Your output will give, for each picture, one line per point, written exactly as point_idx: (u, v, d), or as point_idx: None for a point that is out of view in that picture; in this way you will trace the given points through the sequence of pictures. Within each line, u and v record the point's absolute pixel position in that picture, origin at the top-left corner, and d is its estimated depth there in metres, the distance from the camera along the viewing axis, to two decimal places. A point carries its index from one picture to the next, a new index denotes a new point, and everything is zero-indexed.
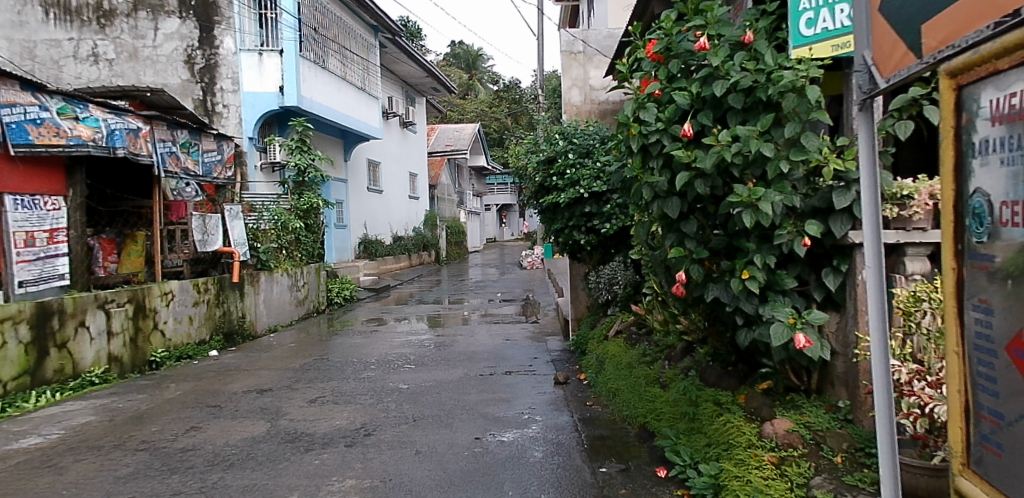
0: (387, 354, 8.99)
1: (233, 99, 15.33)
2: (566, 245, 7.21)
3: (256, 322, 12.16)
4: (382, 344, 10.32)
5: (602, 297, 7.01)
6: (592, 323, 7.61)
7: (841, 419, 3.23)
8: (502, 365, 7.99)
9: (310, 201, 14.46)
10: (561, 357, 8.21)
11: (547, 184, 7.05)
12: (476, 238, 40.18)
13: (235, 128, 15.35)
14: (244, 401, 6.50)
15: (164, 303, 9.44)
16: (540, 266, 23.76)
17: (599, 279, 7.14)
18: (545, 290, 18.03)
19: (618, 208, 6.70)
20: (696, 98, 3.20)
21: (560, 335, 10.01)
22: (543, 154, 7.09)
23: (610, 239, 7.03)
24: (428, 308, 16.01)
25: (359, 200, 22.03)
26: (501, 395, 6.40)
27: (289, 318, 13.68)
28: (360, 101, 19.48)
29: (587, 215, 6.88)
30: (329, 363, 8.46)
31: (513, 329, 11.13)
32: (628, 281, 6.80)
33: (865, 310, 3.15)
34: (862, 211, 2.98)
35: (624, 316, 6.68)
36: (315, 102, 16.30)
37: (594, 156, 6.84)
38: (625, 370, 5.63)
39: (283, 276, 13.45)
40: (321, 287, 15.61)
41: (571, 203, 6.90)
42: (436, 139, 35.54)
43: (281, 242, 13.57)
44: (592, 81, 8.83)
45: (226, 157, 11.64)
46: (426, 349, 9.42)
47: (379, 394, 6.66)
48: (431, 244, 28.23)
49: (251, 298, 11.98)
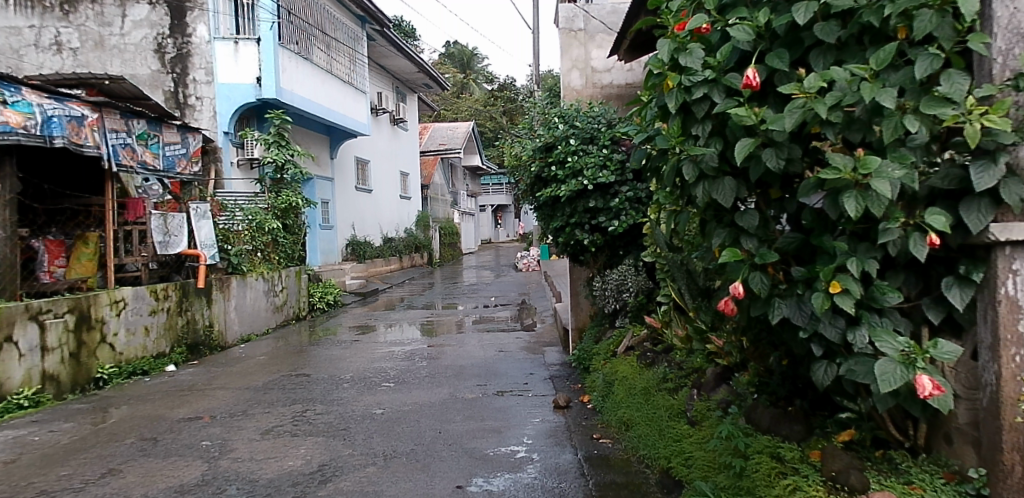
0: (365, 369, 7.99)
1: (207, 91, 14.34)
2: (567, 247, 6.21)
3: (226, 331, 11.15)
4: (363, 355, 9.32)
5: (607, 307, 5.99)
6: (596, 335, 6.60)
7: (971, 494, 2.26)
8: (493, 383, 7.00)
9: (288, 200, 13.45)
10: (561, 374, 7.20)
11: (546, 175, 6.04)
12: (471, 239, 39.15)
13: (210, 121, 14.37)
14: (186, 433, 5.48)
15: (114, 313, 8.42)
16: (536, 268, 22.76)
17: (604, 285, 6.01)
18: (541, 294, 17.05)
19: (627, 203, 5.76)
20: (763, 33, 2.24)
21: (558, 346, 9.03)
22: (540, 140, 6.09)
23: (618, 239, 6.05)
24: (417, 314, 15.01)
25: (347, 200, 21.03)
26: (490, 424, 5.39)
27: (264, 326, 12.66)
28: (347, 95, 18.47)
29: (591, 211, 5.89)
30: (298, 381, 7.45)
31: (507, 339, 10.13)
32: (640, 288, 5.77)
33: (1014, 340, 2.15)
34: (1015, 193, 2.03)
35: (634, 329, 5.68)
36: (296, 95, 15.30)
37: (599, 142, 5.87)
38: (639, 396, 4.62)
39: (258, 281, 12.44)
40: (302, 292, 14.60)
41: (573, 197, 5.90)
42: (429, 138, 34.58)
43: (256, 243, 12.55)
44: (594, 62, 7.84)
45: (192, 151, 10.63)
46: (410, 362, 8.40)
47: (346, 422, 5.65)
48: (423, 246, 27.20)
49: (220, 305, 10.97)
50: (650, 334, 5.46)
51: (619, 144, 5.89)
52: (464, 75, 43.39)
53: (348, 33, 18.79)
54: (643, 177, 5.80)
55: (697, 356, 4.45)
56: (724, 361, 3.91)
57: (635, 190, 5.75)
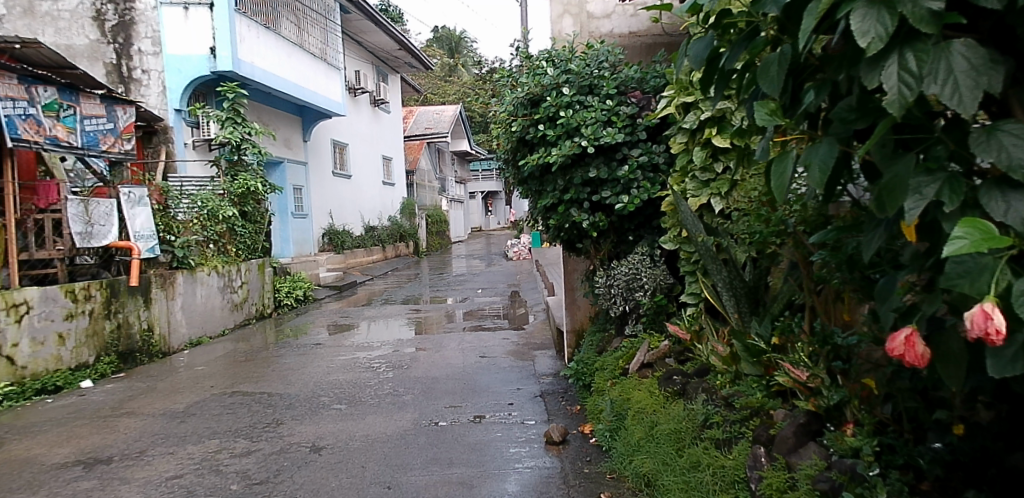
0: (317, 386, 6.54)
1: (154, 64, 12.79)
2: (561, 233, 4.74)
3: (169, 336, 9.67)
4: (322, 363, 7.87)
5: (613, 310, 4.55)
6: (598, 343, 5.18)
7: None
8: (472, 404, 5.57)
9: (245, 184, 11.99)
10: (556, 391, 5.77)
11: (535, 138, 4.58)
12: (460, 227, 37.56)
13: (158, 98, 12.83)
14: (46, 491, 4.05)
15: (12, 320, 7.04)
16: (527, 256, 21.32)
17: (608, 281, 4.56)
18: (533, 285, 15.58)
19: (640, 171, 4.30)
20: None
21: (552, 351, 7.60)
22: (523, 91, 4.57)
23: (627, 220, 4.57)
24: (396, 309, 13.52)
25: (323, 186, 19.49)
26: (459, 473, 3.95)
27: (218, 327, 11.17)
28: (318, 71, 16.87)
29: (590, 184, 4.43)
30: (228, 403, 5.99)
31: (493, 342, 8.68)
32: (658, 285, 4.30)
33: None
34: None
35: (651, 339, 4.25)
36: (257, 68, 13.76)
37: (600, 91, 4.44)
38: (665, 442, 3.15)
39: (210, 276, 10.95)
40: (266, 287, 13.10)
41: (567, 166, 4.47)
42: (414, 123, 32.92)
43: (208, 234, 11.05)
44: (591, 6, 6.19)
45: (122, 126, 9.09)
46: (373, 375, 6.96)
47: (267, 471, 4.21)
48: (408, 235, 25.67)
49: (160, 305, 9.47)
50: (674, 347, 4.02)
51: (626, 96, 4.47)
52: (452, 59, 41.57)
53: (318, 3, 17.21)
54: (659, 137, 4.40)
55: (745, 384, 3.08)
56: (809, 404, 2.50)
57: (654, 151, 4.32)
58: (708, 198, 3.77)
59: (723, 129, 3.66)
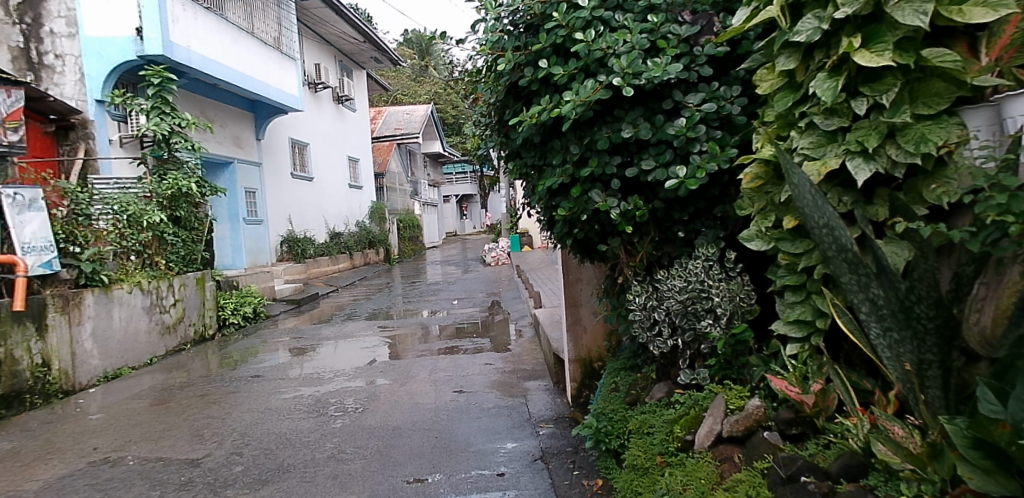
0: (236, 447, 4.81)
1: (70, 47, 10.67)
2: (578, 231, 3.11)
3: (73, 370, 7.87)
4: (254, 406, 6.15)
5: (655, 347, 2.98)
6: (623, 386, 3.60)
7: None
8: (445, 476, 3.92)
9: (176, 184, 10.17)
10: (562, 451, 4.16)
11: (536, 83, 2.98)
12: (434, 233, 35.73)
13: (76, 87, 10.71)
14: None
15: None
16: (507, 261, 19.55)
17: (649, 300, 2.97)
18: (516, 293, 13.93)
19: (704, 127, 2.72)
20: None
21: (550, 383, 5.96)
22: (522, 12, 3.01)
23: (677, 208, 2.94)
24: (361, 325, 11.79)
25: (281, 188, 17.69)
26: None
27: (144, 355, 9.36)
28: (270, 61, 15.05)
29: (616, 151, 2.88)
30: (101, 484, 4.24)
31: (473, 369, 7.03)
32: (733, 307, 2.73)
33: None
34: None
35: (730, 392, 2.68)
36: (194, 54, 11.86)
37: (634, 5, 2.89)
38: None
39: (133, 293, 9.15)
40: (208, 305, 11.28)
41: (586, 122, 2.90)
42: (383, 124, 31.09)
43: (128, 245, 9.25)
44: None
45: (8, 112, 7.54)
46: (317, 424, 5.28)
47: None
48: (378, 241, 23.85)
49: (61, 334, 7.68)
50: (776, 413, 2.46)
51: (673, 14, 2.90)
52: (423, 59, 39.83)
53: None
54: (727, 76, 2.81)
55: None
56: None
57: (728, 96, 2.72)
58: (840, 161, 2.19)
59: (873, 40, 2.09)
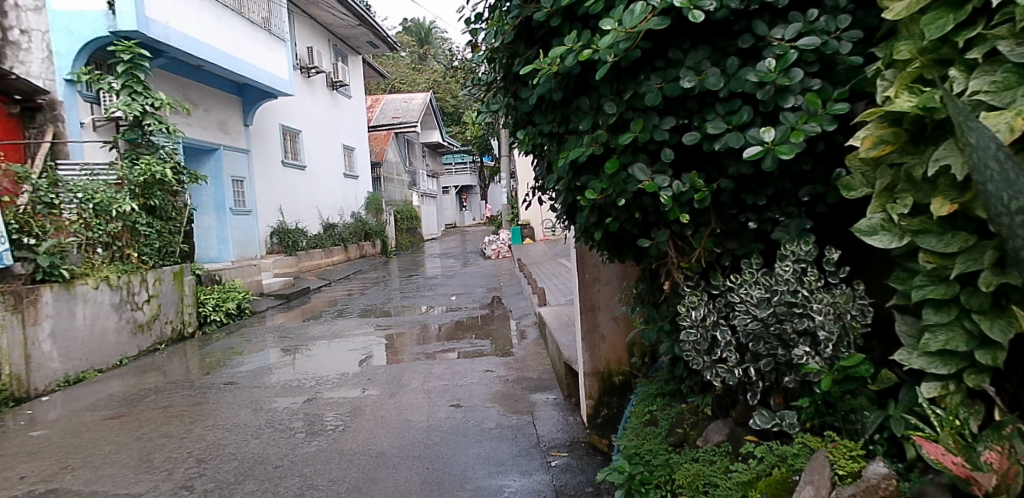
0: (186, 480, 4.00)
1: (35, 22, 9.49)
2: (616, 223, 2.31)
3: (25, 377, 7.05)
4: (219, 422, 5.34)
5: (718, 379, 2.20)
6: (664, 418, 2.81)
7: None
8: None
9: (150, 170, 9.34)
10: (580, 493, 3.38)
11: (558, 18, 2.18)
12: (433, 225, 34.93)
13: (43, 66, 9.57)
14: None
15: None
16: (507, 254, 18.64)
17: (710, 313, 2.19)
18: (517, 288, 13.14)
19: (799, 72, 1.92)
20: None
21: (560, 397, 5.17)
22: None
23: (752, 186, 2.14)
24: (352, 323, 11.00)
25: (271, 178, 16.86)
26: None
27: (113, 357, 8.56)
28: (258, 42, 14.15)
29: (668, 108, 2.09)
30: None
31: (473, 377, 6.23)
32: (839, 327, 1.94)
33: None
34: None
35: (834, 448, 1.91)
36: (172, 32, 10.94)
37: None
38: None
39: (100, 289, 8.33)
40: (187, 301, 10.45)
41: (627, 70, 2.12)
42: (380, 113, 30.23)
43: (95, 236, 8.45)
44: None
45: None
46: (286, 448, 4.49)
47: None
48: (374, 232, 23.05)
49: (10, 336, 6.87)
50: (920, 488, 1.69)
51: None
52: (421, 48, 38.89)
53: None
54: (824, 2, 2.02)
55: None
56: None
57: (832, 29, 1.92)
58: None
59: None
